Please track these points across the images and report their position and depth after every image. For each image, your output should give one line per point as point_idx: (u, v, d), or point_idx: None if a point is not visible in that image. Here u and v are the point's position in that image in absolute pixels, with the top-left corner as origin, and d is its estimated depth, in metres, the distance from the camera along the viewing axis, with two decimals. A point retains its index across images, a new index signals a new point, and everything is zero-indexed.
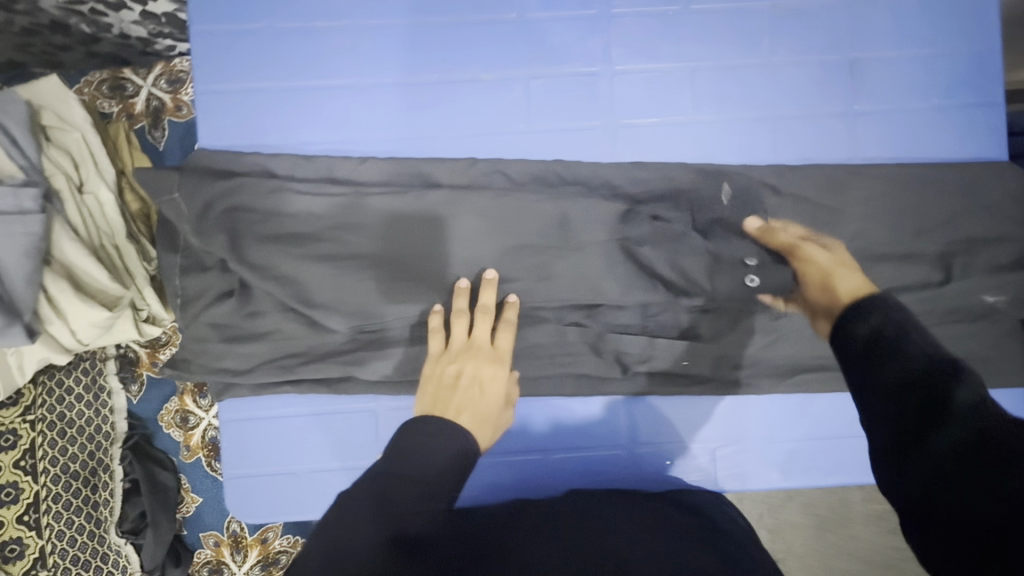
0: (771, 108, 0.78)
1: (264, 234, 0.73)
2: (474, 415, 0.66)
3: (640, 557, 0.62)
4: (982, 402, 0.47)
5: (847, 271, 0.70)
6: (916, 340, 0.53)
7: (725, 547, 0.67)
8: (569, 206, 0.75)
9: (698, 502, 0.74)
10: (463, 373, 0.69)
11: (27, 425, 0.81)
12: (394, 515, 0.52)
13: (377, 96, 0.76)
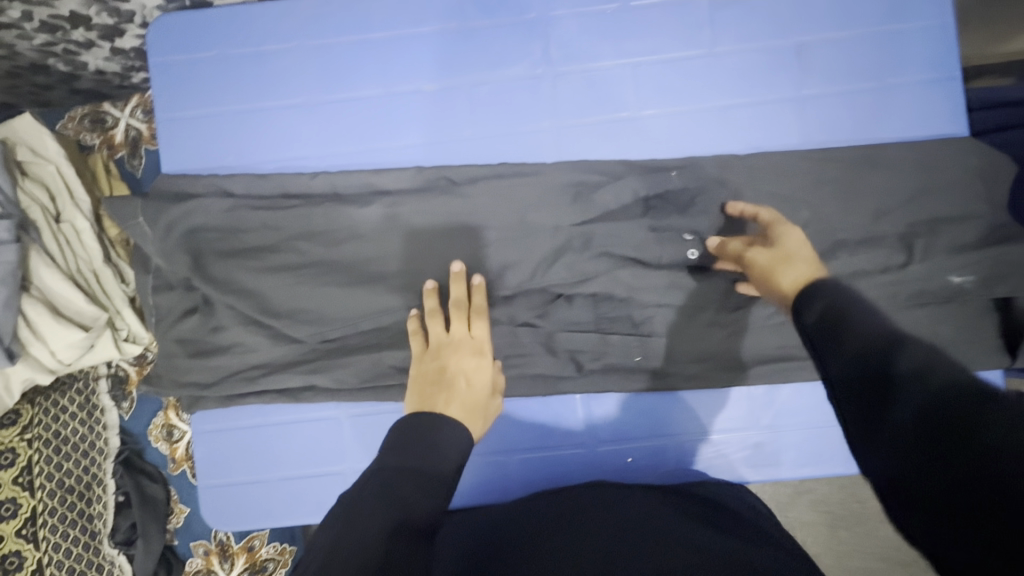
0: (715, 99, 0.78)
1: (224, 251, 0.76)
2: (463, 405, 0.67)
3: (660, 516, 0.64)
4: (926, 365, 0.43)
5: (798, 263, 0.65)
6: (856, 313, 0.49)
7: (736, 515, 0.68)
8: (515, 207, 0.77)
9: (696, 484, 0.75)
10: (446, 367, 0.70)
11: (25, 443, 0.87)
12: (399, 504, 0.51)
13: (326, 113, 0.79)
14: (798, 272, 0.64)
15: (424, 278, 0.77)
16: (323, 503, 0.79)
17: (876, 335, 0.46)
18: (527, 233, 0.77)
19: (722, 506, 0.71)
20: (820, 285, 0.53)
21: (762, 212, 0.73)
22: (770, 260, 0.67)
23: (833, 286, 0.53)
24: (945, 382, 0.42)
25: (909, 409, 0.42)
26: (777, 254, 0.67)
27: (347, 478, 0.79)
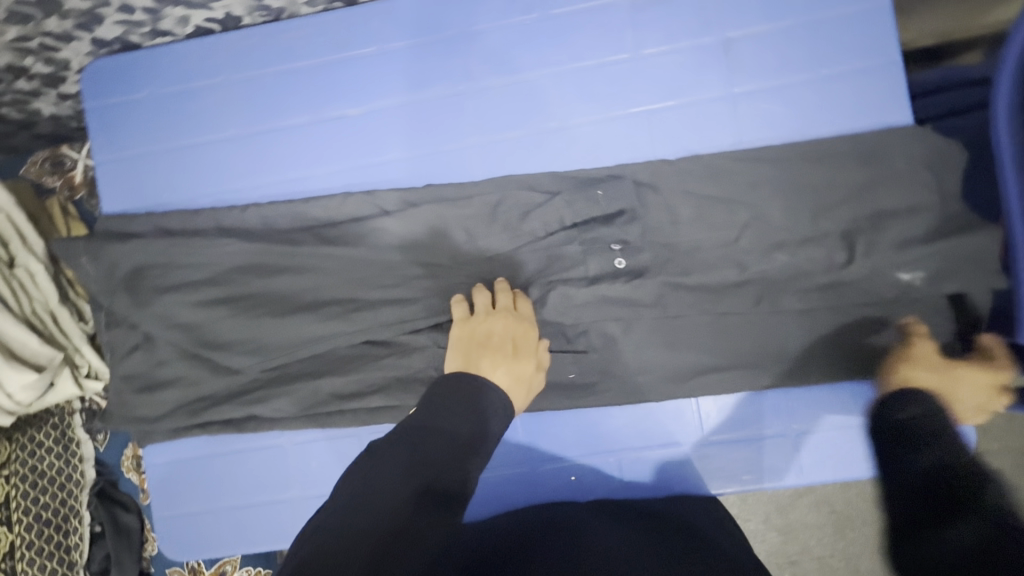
0: (644, 102, 0.75)
1: (162, 287, 0.76)
2: (508, 374, 0.67)
3: (613, 549, 0.61)
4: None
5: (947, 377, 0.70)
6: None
7: (696, 544, 0.65)
8: (443, 228, 0.76)
9: (655, 507, 0.72)
10: (494, 335, 0.69)
11: (0, 480, 0.90)
12: (424, 472, 0.54)
13: (256, 144, 0.80)
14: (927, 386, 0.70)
15: (358, 305, 0.76)
16: (271, 532, 0.79)
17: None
18: (456, 253, 0.76)
19: (702, 532, 0.68)
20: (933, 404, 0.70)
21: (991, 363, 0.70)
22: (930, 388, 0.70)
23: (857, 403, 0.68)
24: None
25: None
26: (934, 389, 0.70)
27: (294, 505, 0.79)
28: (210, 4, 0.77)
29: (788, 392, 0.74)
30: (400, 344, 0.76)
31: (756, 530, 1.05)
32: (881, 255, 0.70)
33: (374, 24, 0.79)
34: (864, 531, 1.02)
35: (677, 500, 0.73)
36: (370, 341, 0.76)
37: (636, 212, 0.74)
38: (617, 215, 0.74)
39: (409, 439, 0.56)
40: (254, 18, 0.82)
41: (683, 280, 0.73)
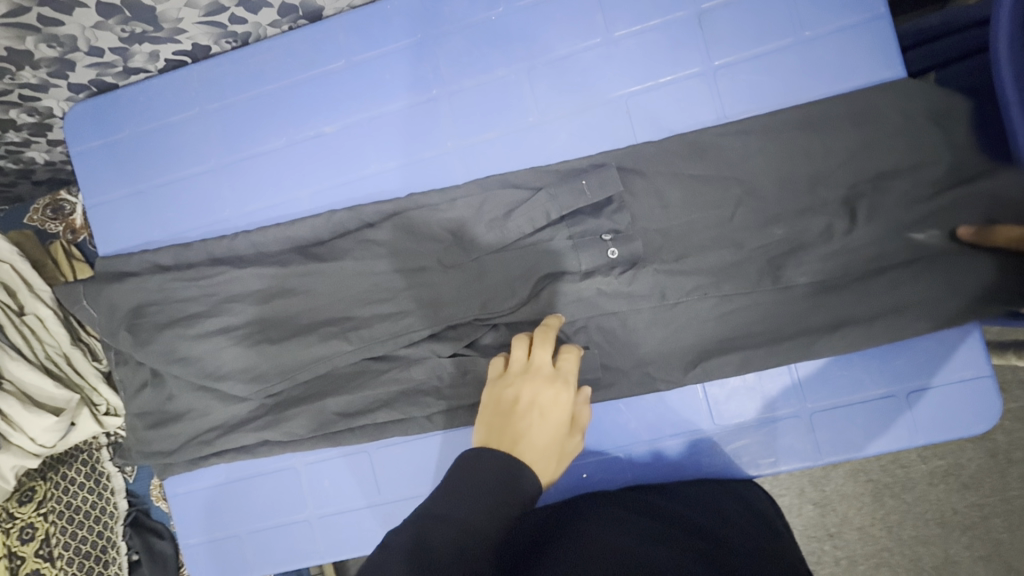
0: (620, 86, 0.73)
1: (161, 323, 0.78)
2: (531, 440, 0.57)
3: (642, 546, 0.55)
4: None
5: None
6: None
7: (726, 537, 0.60)
8: (428, 236, 0.74)
9: (682, 494, 0.68)
10: (522, 397, 0.61)
11: (41, 518, 0.92)
12: (432, 562, 0.45)
13: (237, 172, 0.81)
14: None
15: (353, 322, 0.75)
16: (294, 551, 0.81)
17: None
18: (442, 259, 0.74)
19: (732, 518, 0.64)
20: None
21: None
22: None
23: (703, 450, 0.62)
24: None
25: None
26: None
27: (313, 523, 0.80)
28: (176, 37, 0.77)
29: (797, 369, 0.71)
30: (399, 357, 0.76)
31: (789, 508, 1.02)
32: (887, 217, 0.66)
33: (340, 38, 0.78)
34: (902, 498, 0.99)
35: (690, 484, 0.70)
36: (369, 357, 0.76)
37: (622, 200, 0.71)
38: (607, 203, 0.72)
39: (419, 531, 0.48)
40: (223, 45, 0.82)
41: (680, 267, 0.70)
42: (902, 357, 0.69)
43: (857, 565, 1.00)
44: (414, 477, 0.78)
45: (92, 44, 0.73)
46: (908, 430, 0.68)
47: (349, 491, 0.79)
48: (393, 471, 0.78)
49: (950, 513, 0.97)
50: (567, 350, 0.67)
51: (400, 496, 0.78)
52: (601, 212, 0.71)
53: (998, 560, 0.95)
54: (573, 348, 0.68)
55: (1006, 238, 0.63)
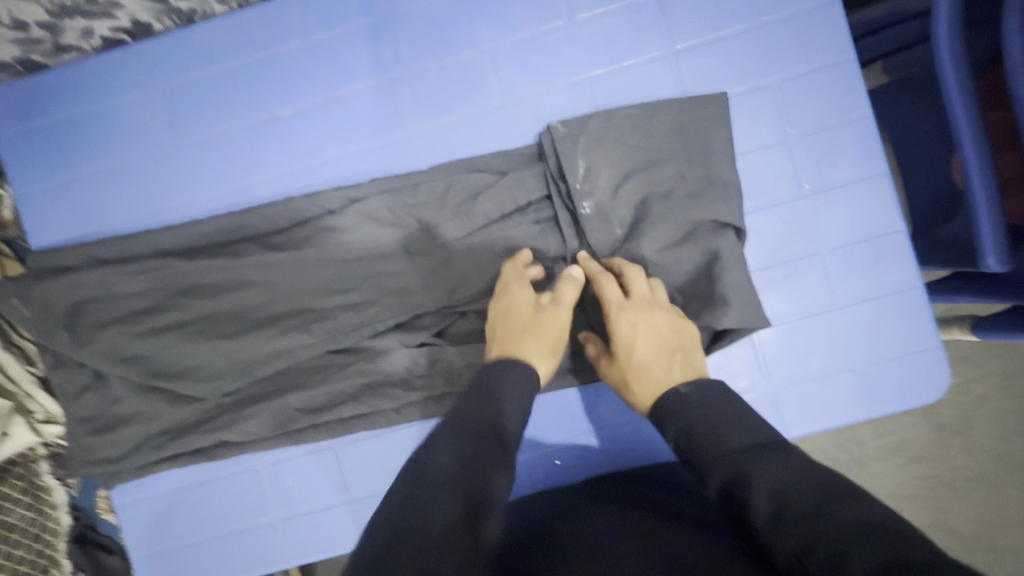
0: (583, 70, 0.73)
1: (103, 320, 0.72)
2: (525, 327, 0.64)
3: (624, 542, 0.52)
4: (823, 498, 0.43)
5: (639, 376, 0.62)
6: (712, 437, 0.51)
7: (704, 517, 0.57)
8: (390, 222, 0.72)
9: (668, 482, 0.67)
10: (506, 306, 0.65)
11: None
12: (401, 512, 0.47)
13: (184, 157, 0.76)
14: (641, 395, 0.61)
15: (315, 314, 0.72)
16: (255, 556, 0.77)
17: (737, 447, 0.50)
18: (407, 247, 0.72)
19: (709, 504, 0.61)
20: (666, 407, 0.57)
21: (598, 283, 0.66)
22: (616, 382, 0.64)
23: (677, 406, 0.56)
24: (801, 518, 0.42)
25: (801, 530, 0.41)
26: (619, 378, 0.64)
27: (276, 526, 0.76)
28: (112, 12, 0.72)
29: (765, 348, 0.71)
30: (364, 349, 0.73)
31: None
32: (829, 199, 0.70)
33: (292, 16, 0.75)
34: (857, 474, 1.02)
35: (658, 475, 0.69)
36: (333, 349, 0.73)
37: (591, 178, 0.68)
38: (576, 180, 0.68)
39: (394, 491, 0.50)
40: (166, 23, 0.78)
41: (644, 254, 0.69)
42: (867, 333, 0.70)
43: None
44: (382, 475, 0.75)
45: (16, 17, 0.68)
46: (872, 404, 0.70)
47: (314, 491, 0.76)
48: (358, 470, 0.75)
49: (900, 485, 1.02)
50: (566, 283, 0.66)
51: (369, 493, 0.75)
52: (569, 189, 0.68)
53: (942, 527, 1.01)
54: (569, 278, 0.66)
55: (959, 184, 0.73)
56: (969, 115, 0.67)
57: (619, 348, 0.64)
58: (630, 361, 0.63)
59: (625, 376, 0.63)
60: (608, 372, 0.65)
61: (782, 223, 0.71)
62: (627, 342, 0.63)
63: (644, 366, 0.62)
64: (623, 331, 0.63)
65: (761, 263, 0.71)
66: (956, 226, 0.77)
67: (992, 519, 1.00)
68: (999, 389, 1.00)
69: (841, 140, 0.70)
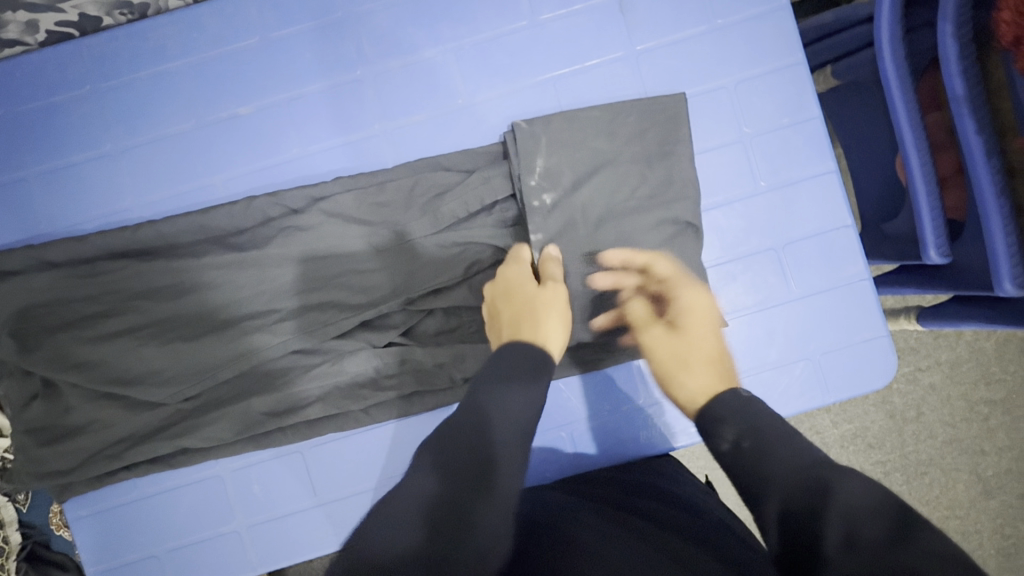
0: (546, 69, 0.74)
1: (54, 326, 0.70)
2: (523, 313, 0.65)
3: (617, 550, 0.50)
4: (900, 528, 0.41)
5: (702, 367, 0.66)
6: (785, 454, 0.50)
7: (694, 526, 0.56)
8: (355, 221, 0.71)
9: (650, 481, 0.66)
10: (503, 301, 0.67)
11: None
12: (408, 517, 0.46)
13: (139, 157, 0.74)
14: (698, 383, 0.64)
15: (279, 315, 0.71)
16: (220, 566, 0.75)
17: (811, 464, 0.48)
18: (373, 246, 0.71)
19: (705, 510, 0.60)
20: (727, 409, 0.57)
21: (655, 262, 0.69)
22: (672, 364, 0.67)
23: (739, 404, 0.58)
24: (876, 548, 0.40)
25: (875, 556, 0.39)
26: (680, 361, 0.67)
27: (242, 533, 0.75)
28: (59, 6, 0.69)
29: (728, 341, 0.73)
30: (330, 350, 0.72)
31: (721, 480, 1.05)
32: (783, 196, 0.73)
33: (252, 13, 0.74)
34: None
35: (650, 471, 0.69)
36: (299, 351, 0.72)
37: (557, 180, 0.70)
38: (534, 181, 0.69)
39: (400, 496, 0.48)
40: (118, 18, 0.75)
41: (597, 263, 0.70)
42: (826, 324, 0.73)
43: None
44: (352, 476, 0.74)
45: None
46: (832, 392, 0.73)
47: (281, 495, 0.75)
48: (327, 472, 0.74)
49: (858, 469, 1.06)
50: (604, 264, 0.69)
51: (339, 494, 0.74)
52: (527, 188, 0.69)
53: None
54: (551, 257, 0.68)
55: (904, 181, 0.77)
56: (911, 117, 0.71)
57: (689, 336, 0.69)
58: (693, 350, 0.67)
59: (686, 362, 0.66)
60: (664, 353, 0.68)
61: (738, 219, 0.73)
62: (696, 333, 0.69)
63: (706, 356, 0.67)
64: (697, 320, 0.70)
65: (716, 259, 0.73)
66: (901, 221, 0.81)
67: (940, 498, 1.05)
68: (945, 376, 1.06)
69: (793, 139, 0.73)
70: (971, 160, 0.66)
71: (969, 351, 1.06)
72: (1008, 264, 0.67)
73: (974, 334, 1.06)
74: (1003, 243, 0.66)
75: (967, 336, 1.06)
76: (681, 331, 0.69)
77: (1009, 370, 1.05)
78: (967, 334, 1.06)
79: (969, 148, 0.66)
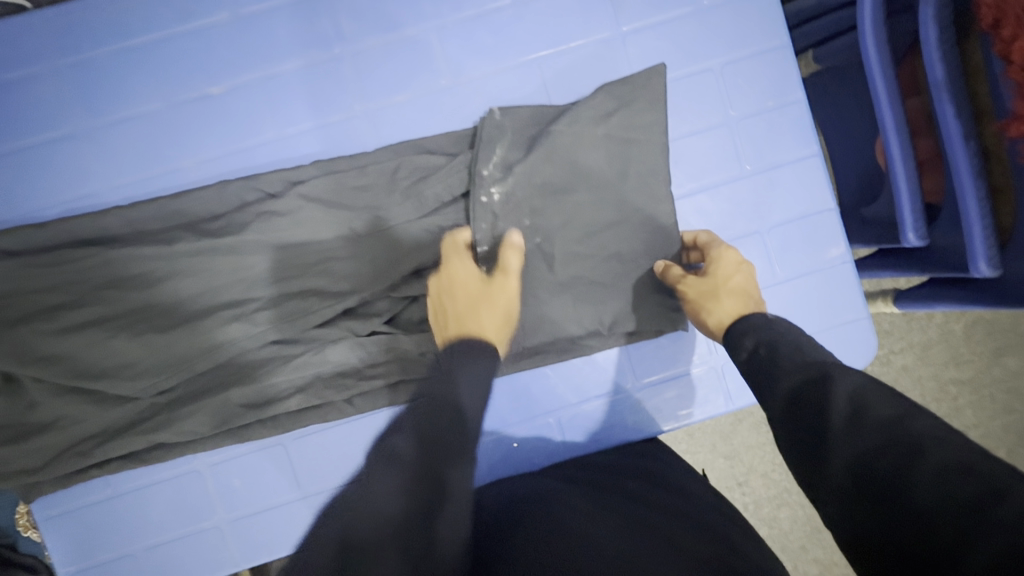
0: (531, 50, 0.72)
1: (14, 317, 0.66)
2: (479, 299, 0.62)
3: (610, 537, 0.50)
4: (904, 411, 0.38)
5: (731, 294, 0.61)
6: (797, 353, 0.47)
7: (685, 509, 0.56)
8: (334, 205, 0.69)
9: (638, 465, 0.66)
10: (455, 287, 0.63)
11: None
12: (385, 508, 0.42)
13: (102, 138, 0.70)
14: (726, 308, 0.60)
15: (257, 304, 0.69)
16: (201, 563, 0.72)
17: (818, 360, 0.45)
18: (353, 231, 0.69)
19: (696, 493, 0.60)
20: (752, 324, 0.54)
21: (702, 233, 0.70)
22: (699, 295, 0.63)
23: (763, 323, 0.54)
24: (881, 424, 0.38)
25: (878, 432, 0.37)
26: (706, 290, 0.62)
27: (223, 528, 0.72)
28: None
29: None
30: (311, 339, 0.70)
31: (704, 462, 1.06)
32: (767, 179, 0.73)
33: None
34: None
35: (641, 456, 0.68)
36: (277, 340, 0.70)
37: (543, 161, 0.68)
38: (501, 175, 0.68)
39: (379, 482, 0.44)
40: None
41: (581, 248, 0.69)
42: (809, 308, 0.74)
43: (763, 507, 1.06)
44: (336, 468, 0.72)
45: None
46: None
47: (262, 489, 0.72)
48: (310, 463, 0.72)
49: None
50: (591, 248, 0.69)
51: (322, 487, 0.72)
52: (494, 181, 0.68)
53: None
54: (511, 245, 0.65)
55: (885, 164, 0.78)
56: (892, 99, 0.71)
57: (717, 271, 0.64)
58: (723, 281, 0.62)
59: (713, 291, 0.62)
60: (692, 286, 0.64)
61: (724, 202, 0.73)
62: (728, 268, 0.64)
63: (736, 286, 0.62)
64: (729, 261, 0.64)
65: None
66: (880, 205, 0.83)
67: None
68: (917, 357, 1.09)
69: (778, 122, 0.73)
70: (950, 143, 0.67)
71: (939, 333, 1.09)
72: (983, 246, 0.68)
73: (944, 317, 1.09)
74: (979, 225, 0.67)
75: (938, 319, 1.09)
76: (707, 269, 0.65)
77: (976, 351, 1.09)
78: (938, 317, 1.09)
79: (947, 131, 0.67)
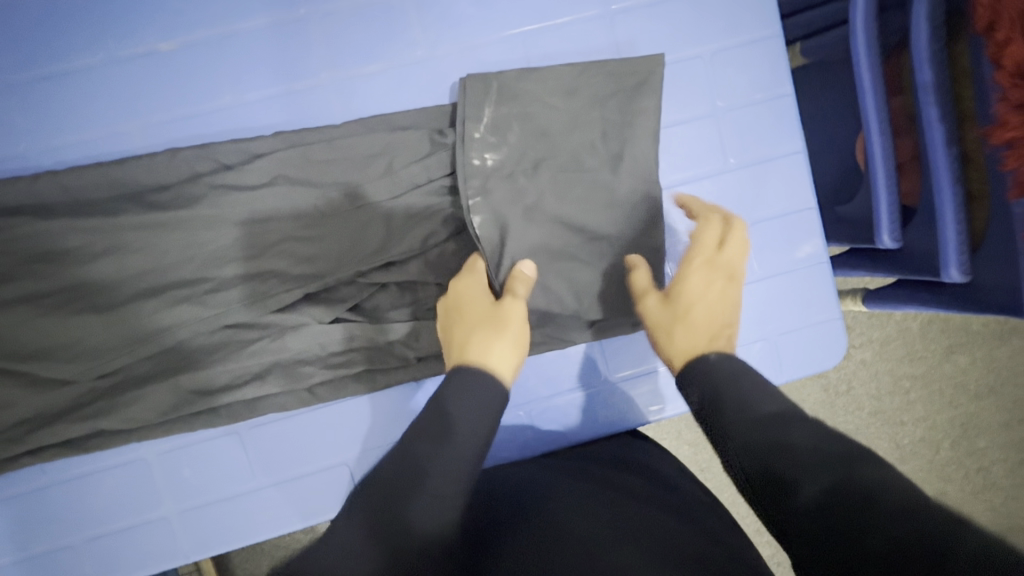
0: (514, 23, 0.68)
1: None
2: (491, 320, 0.59)
3: (588, 528, 0.48)
4: (855, 455, 0.39)
5: (689, 327, 0.57)
6: (738, 399, 0.46)
7: (667, 498, 0.55)
8: (296, 181, 0.64)
9: (617, 454, 0.65)
10: (467, 316, 0.60)
11: None
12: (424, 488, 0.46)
13: (36, 92, 0.63)
14: (678, 344, 0.56)
15: (210, 284, 0.63)
16: (147, 554, 0.67)
17: (763, 410, 0.45)
18: (318, 209, 0.64)
19: (689, 491, 0.57)
20: (700, 368, 0.52)
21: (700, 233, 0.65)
22: (656, 322, 0.60)
23: (708, 371, 0.51)
24: (833, 472, 0.38)
25: (829, 481, 0.38)
26: (664, 319, 0.59)
27: (172, 519, 0.67)
28: None
29: None
30: (270, 325, 0.65)
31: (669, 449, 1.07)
32: (752, 173, 0.72)
33: None
34: None
35: (625, 446, 0.67)
36: (232, 325, 0.64)
37: (521, 144, 0.66)
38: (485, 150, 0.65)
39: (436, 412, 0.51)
40: None
41: (557, 239, 0.66)
42: (786, 306, 0.73)
43: (723, 492, 1.08)
44: (300, 456, 0.68)
45: None
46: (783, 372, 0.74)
47: (217, 476, 0.68)
48: (273, 452, 0.68)
49: None
50: (569, 238, 0.67)
51: (270, 479, 0.68)
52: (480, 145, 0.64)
53: None
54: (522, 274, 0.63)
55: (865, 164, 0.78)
56: (878, 98, 0.70)
57: (679, 298, 0.59)
58: (683, 311, 0.58)
59: (669, 322, 0.59)
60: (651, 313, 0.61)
61: (706, 196, 0.71)
62: (690, 298, 0.59)
63: (696, 319, 0.57)
64: (693, 287, 0.60)
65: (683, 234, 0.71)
66: (857, 204, 0.82)
67: None
68: (876, 353, 1.11)
69: (765, 115, 0.71)
70: (932, 147, 0.67)
71: (897, 330, 1.12)
72: (955, 251, 0.68)
73: (903, 315, 1.12)
74: (953, 231, 0.68)
75: (897, 316, 1.12)
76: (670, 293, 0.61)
77: (929, 348, 1.12)
78: (897, 315, 1.12)
79: (931, 134, 0.66)
